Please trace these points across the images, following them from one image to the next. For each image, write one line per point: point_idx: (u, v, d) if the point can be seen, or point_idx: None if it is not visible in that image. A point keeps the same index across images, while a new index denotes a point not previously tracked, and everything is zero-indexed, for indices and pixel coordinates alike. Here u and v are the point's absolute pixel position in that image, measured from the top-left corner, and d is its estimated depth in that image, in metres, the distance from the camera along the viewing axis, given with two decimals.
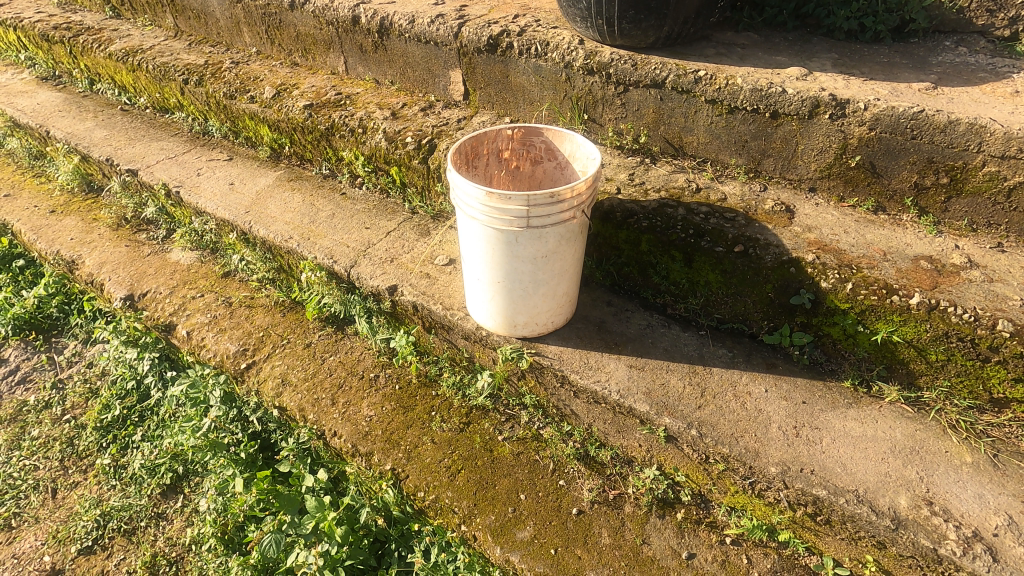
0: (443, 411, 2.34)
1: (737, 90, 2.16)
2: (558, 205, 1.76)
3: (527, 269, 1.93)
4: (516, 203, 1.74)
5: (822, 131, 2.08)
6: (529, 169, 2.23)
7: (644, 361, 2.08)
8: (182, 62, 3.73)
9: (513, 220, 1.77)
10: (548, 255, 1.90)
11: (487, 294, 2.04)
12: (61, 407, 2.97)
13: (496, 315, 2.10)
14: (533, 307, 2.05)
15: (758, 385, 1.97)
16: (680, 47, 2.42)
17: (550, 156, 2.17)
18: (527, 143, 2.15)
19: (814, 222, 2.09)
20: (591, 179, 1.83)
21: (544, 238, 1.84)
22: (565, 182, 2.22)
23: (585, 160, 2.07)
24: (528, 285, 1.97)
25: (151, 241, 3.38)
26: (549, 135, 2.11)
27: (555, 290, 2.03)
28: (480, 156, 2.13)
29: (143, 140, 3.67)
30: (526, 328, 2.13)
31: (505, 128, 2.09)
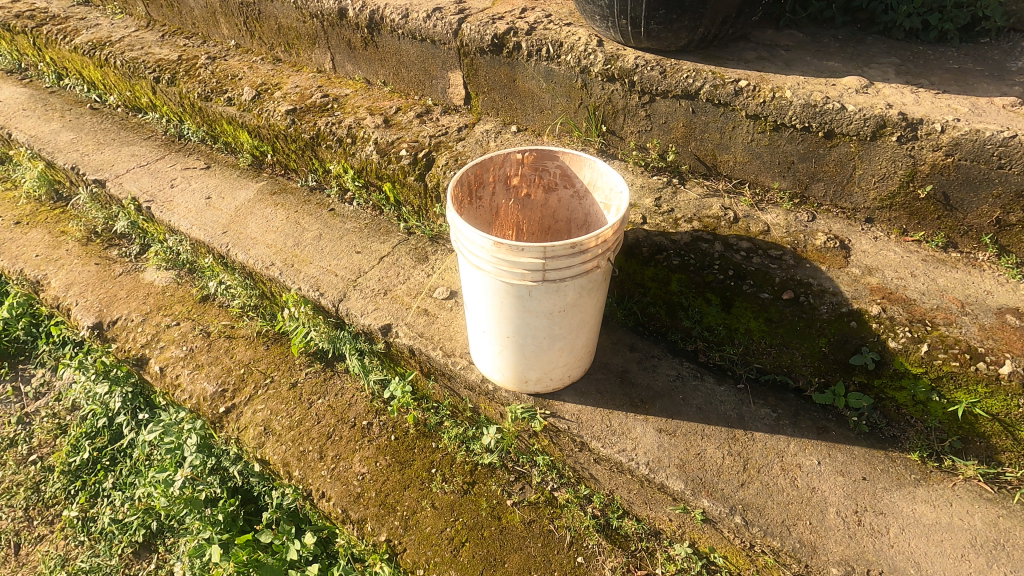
0: (445, 468, 2.07)
1: (785, 105, 1.84)
2: (579, 256, 1.46)
3: (542, 324, 1.63)
4: (529, 254, 1.44)
5: (887, 155, 1.77)
6: (541, 197, 1.92)
7: (675, 424, 1.80)
8: (153, 57, 3.39)
9: (526, 273, 1.48)
10: (567, 309, 1.61)
11: (494, 348, 1.76)
12: (27, 447, 2.71)
13: (505, 369, 1.82)
14: (548, 363, 1.77)
15: (810, 456, 1.71)
16: (715, 50, 2.08)
17: (565, 184, 1.86)
18: (539, 168, 1.84)
19: (875, 262, 1.80)
20: (618, 222, 1.52)
21: (562, 291, 1.55)
22: (583, 213, 1.91)
23: (608, 190, 1.75)
24: (542, 341, 1.69)
25: (123, 258, 3.08)
26: (565, 159, 1.80)
27: (574, 345, 1.74)
28: (484, 186, 1.82)
29: (113, 145, 3.35)
30: (540, 383, 1.85)
31: (514, 152, 1.77)
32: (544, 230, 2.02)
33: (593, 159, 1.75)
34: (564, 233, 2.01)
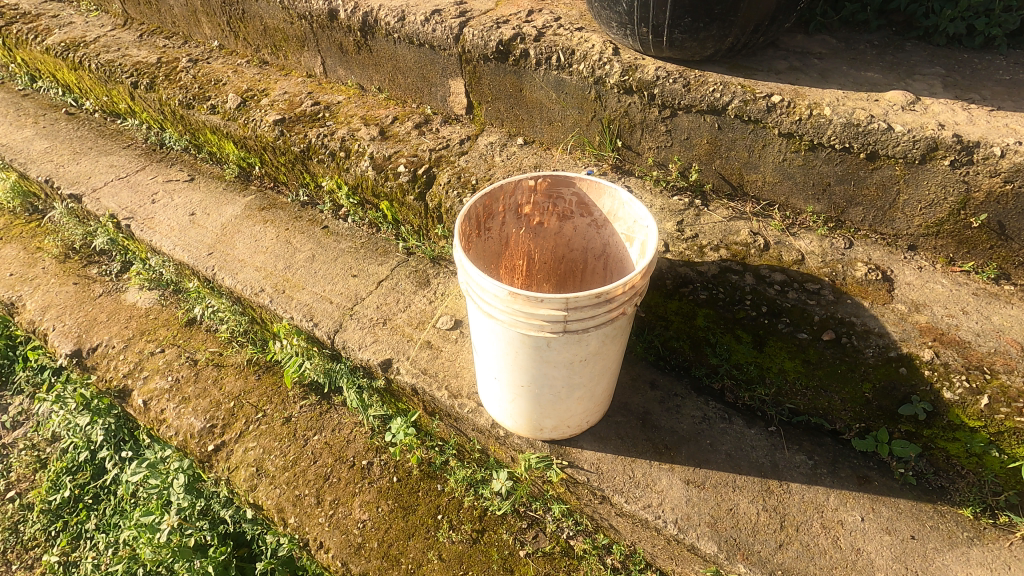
0: (452, 513, 1.92)
1: (824, 123, 1.67)
2: (605, 305, 1.30)
3: (560, 374, 1.48)
4: (548, 305, 1.28)
5: (936, 180, 1.61)
6: (554, 225, 1.76)
7: (704, 474, 1.66)
8: (131, 59, 3.17)
9: (544, 324, 1.32)
10: (588, 359, 1.45)
11: (507, 395, 1.60)
12: (4, 483, 2.54)
13: (518, 417, 1.67)
14: (565, 411, 1.62)
15: (853, 511, 1.57)
16: (742, 59, 1.91)
17: (581, 212, 1.70)
18: (553, 196, 1.66)
19: (921, 296, 1.64)
20: (647, 264, 1.36)
21: (584, 341, 1.39)
22: (601, 243, 1.74)
23: (630, 221, 1.59)
24: (560, 390, 1.53)
25: (103, 277, 2.90)
26: (582, 186, 1.63)
27: (593, 392, 1.59)
28: (494, 216, 1.65)
29: (89, 154, 3.14)
30: (556, 430, 1.70)
31: (526, 179, 1.60)
32: (557, 258, 1.86)
33: (613, 187, 1.58)
34: (579, 262, 1.85)
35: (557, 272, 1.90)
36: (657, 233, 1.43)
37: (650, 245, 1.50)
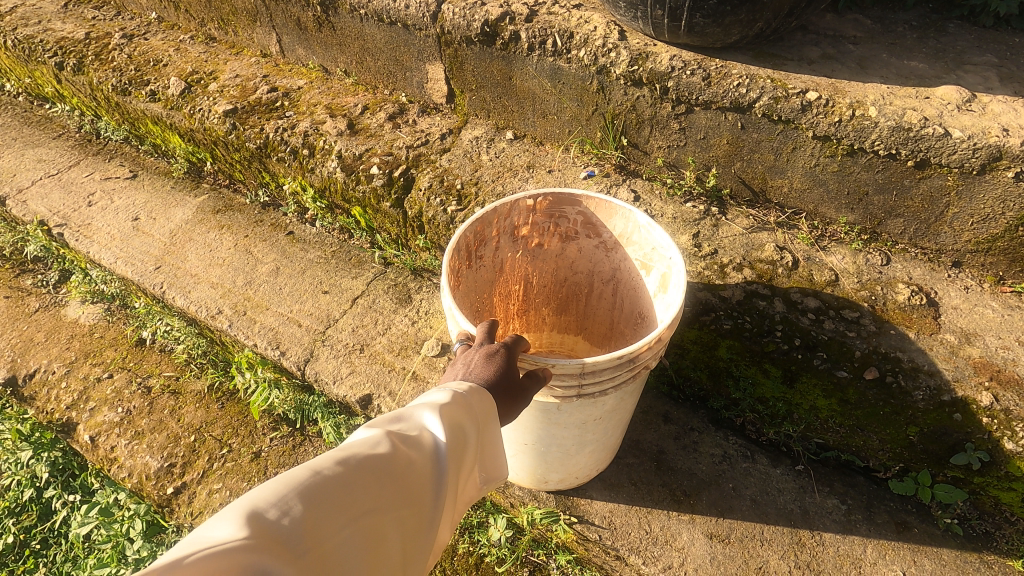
0: (445, 562, 1.66)
1: (869, 126, 1.44)
2: (627, 365, 1.09)
3: (571, 434, 1.27)
4: (561, 370, 1.06)
5: (995, 193, 1.41)
6: (555, 247, 1.52)
7: (728, 526, 1.48)
8: (54, 34, 2.76)
9: (555, 389, 1.10)
10: (603, 417, 1.24)
11: (508, 451, 1.40)
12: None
13: (521, 469, 1.47)
14: (573, 465, 1.42)
15: (893, 565, 1.41)
16: (768, 45, 1.66)
17: (586, 233, 1.46)
18: (554, 215, 1.42)
19: (971, 323, 1.46)
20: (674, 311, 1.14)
21: (600, 402, 1.18)
22: (610, 266, 1.52)
23: (647, 248, 1.35)
24: (569, 448, 1.33)
25: (39, 289, 2.56)
26: (589, 205, 1.38)
27: (605, 445, 1.39)
28: (487, 242, 1.39)
29: (13, 147, 2.75)
30: (561, 482, 1.51)
31: (524, 200, 1.34)
32: (558, 281, 1.64)
33: (627, 208, 1.33)
34: (584, 285, 1.63)
35: (558, 295, 1.68)
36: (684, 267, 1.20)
37: (672, 280, 1.27)
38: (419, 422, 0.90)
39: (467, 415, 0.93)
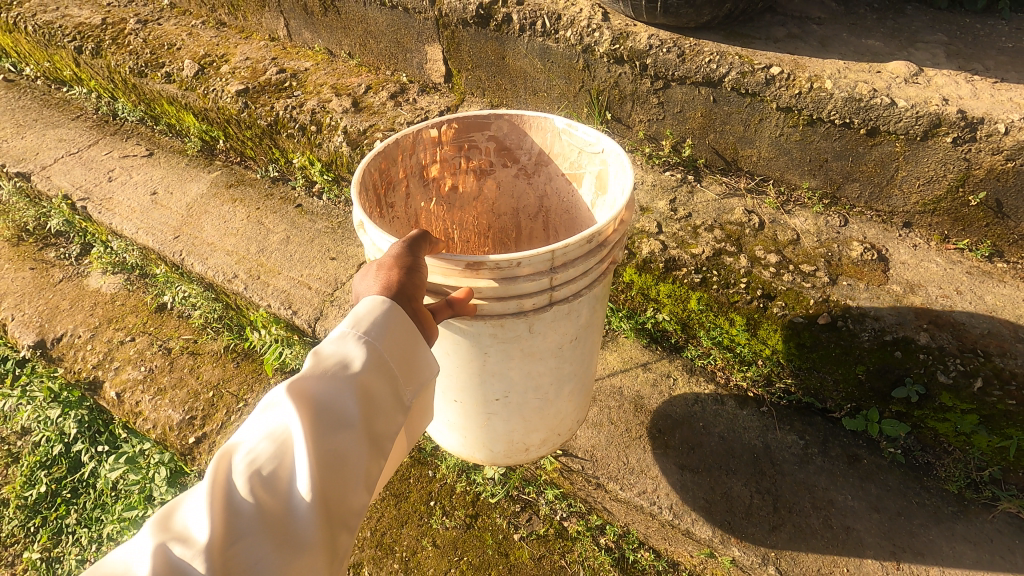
0: (445, 499, 1.86)
1: (825, 97, 1.60)
2: (596, 252, 1.11)
3: (548, 369, 1.31)
4: (531, 264, 1.03)
5: (937, 157, 1.57)
6: (469, 181, 1.61)
7: (697, 458, 1.65)
8: (71, 19, 2.91)
9: (530, 297, 1.08)
10: (576, 339, 1.29)
11: (484, 417, 1.41)
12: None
13: (501, 441, 1.50)
14: (553, 417, 1.48)
15: (842, 491, 1.58)
16: (739, 26, 1.82)
17: (499, 157, 1.56)
18: (462, 145, 1.50)
19: (916, 276, 1.63)
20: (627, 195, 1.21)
21: (573, 311, 1.21)
22: (531, 189, 1.64)
23: (572, 147, 1.44)
24: (547, 390, 1.38)
25: (61, 261, 2.70)
26: (496, 124, 1.47)
27: (580, 385, 1.47)
28: (395, 184, 1.43)
29: (35, 127, 2.91)
30: (542, 446, 1.56)
31: (428, 129, 1.40)
32: (482, 228, 1.74)
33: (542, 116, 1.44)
34: (510, 227, 1.75)
35: (483, 242, 1.77)
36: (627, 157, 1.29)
37: (608, 168, 1.38)
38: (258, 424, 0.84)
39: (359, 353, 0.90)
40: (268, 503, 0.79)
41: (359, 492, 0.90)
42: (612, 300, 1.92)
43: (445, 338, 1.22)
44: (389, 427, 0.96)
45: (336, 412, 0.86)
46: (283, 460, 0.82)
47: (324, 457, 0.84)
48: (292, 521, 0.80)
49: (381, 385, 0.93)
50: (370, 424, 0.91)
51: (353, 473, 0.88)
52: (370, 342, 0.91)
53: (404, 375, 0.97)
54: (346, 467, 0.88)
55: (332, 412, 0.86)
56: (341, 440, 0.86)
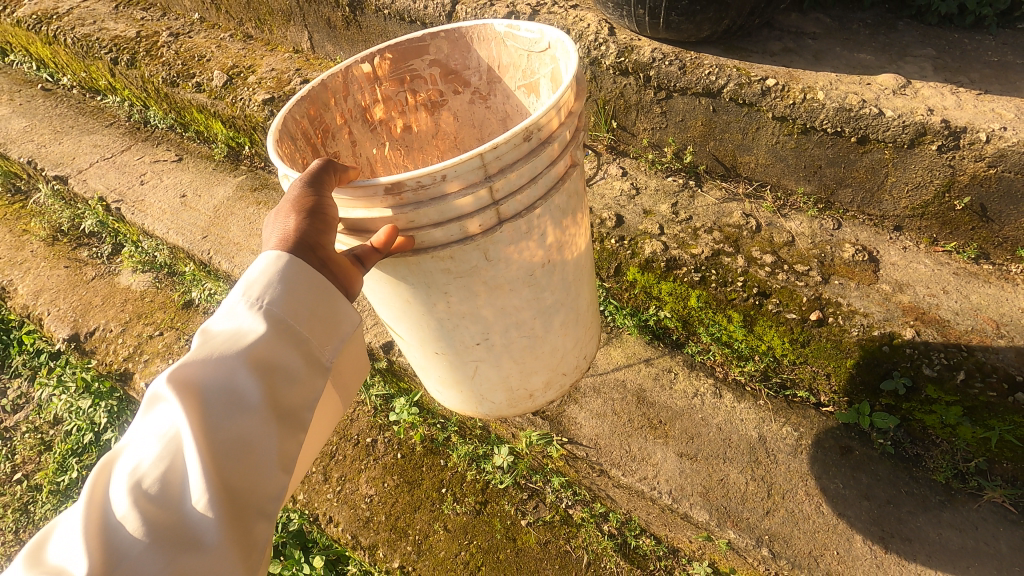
0: (455, 487, 1.91)
1: (817, 108, 1.71)
2: (535, 150, 1.06)
3: (525, 301, 1.31)
4: (462, 174, 0.99)
5: (923, 164, 1.67)
6: (420, 107, 1.69)
7: (696, 447, 1.72)
8: (108, 33, 3.09)
9: (471, 216, 1.05)
10: (548, 261, 1.27)
11: (479, 364, 1.44)
12: (11, 465, 2.44)
13: (500, 388, 1.53)
14: (549, 356, 1.51)
15: (834, 480, 1.62)
16: (738, 40, 1.94)
17: (446, 79, 1.62)
18: (403, 72, 1.56)
19: (905, 276, 1.72)
20: (570, 86, 1.14)
21: (534, 228, 1.18)
22: (486, 111, 1.72)
23: (519, 52, 1.46)
24: (535, 327, 1.39)
25: (94, 261, 2.75)
26: (434, 44, 1.52)
27: (571, 316, 1.47)
28: (336, 125, 1.50)
29: (71, 133, 3.08)
30: (547, 390, 1.61)
31: (357, 63, 1.46)
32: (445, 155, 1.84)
33: (482, 25, 1.47)
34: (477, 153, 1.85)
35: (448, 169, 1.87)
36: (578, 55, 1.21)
37: (555, 67, 1.40)
38: (150, 425, 0.87)
39: (254, 328, 0.91)
40: (162, 504, 0.83)
41: (275, 473, 0.93)
42: (616, 299, 2.00)
43: (403, 286, 1.22)
44: (302, 401, 0.98)
45: (233, 396, 0.88)
46: (177, 456, 0.85)
47: (223, 442, 0.87)
48: (192, 517, 0.83)
49: (286, 355, 0.94)
50: (277, 400, 0.93)
51: (254, 456, 0.90)
52: (265, 314, 0.92)
53: (313, 341, 0.98)
54: (246, 450, 0.89)
55: (229, 396, 0.88)
56: (241, 422, 0.89)
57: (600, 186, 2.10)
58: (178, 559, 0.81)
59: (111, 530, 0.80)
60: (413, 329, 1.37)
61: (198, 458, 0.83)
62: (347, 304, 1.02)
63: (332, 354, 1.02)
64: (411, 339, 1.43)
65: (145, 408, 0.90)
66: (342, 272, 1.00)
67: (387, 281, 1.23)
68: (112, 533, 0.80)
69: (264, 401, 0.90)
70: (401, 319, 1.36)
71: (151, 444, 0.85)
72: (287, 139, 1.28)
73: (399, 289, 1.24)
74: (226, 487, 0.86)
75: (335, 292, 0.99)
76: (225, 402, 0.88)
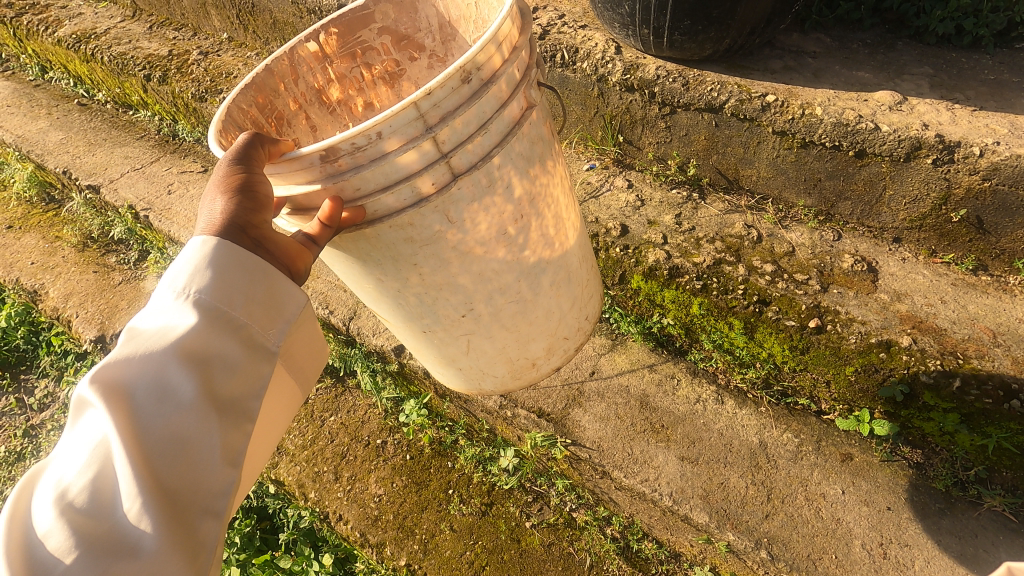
0: (462, 488, 1.95)
1: (815, 123, 1.78)
2: (473, 90, 1.10)
3: (503, 266, 1.37)
4: (399, 126, 1.04)
5: (920, 177, 1.73)
6: (376, 76, 1.80)
7: (697, 450, 1.73)
8: (142, 52, 3.28)
9: (420, 173, 1.10)
10: (519, 217, 1.33)
11: (472, 336, 1.51)
12: (35, 461, 2.43)
13: (501, 360, 1.60)
14: (545, 320, 1.58)
15: (834, 484, 1.62)
16: (740, 58, 2.01)
17: (399, 46, 1.74)
18: (350, 42, 1.66)
19: (903, 286, 1.76)
20: (508, 20, 1.17)
21: (495, 180, 1.23)
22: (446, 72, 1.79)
23: (467, 1, 1.55)
24: (523, 291, 1.46)
25: (122, 266, 2.83)
26: (378, 10, 1.65)
27: (559, 275, 1.53)
28: (290, 108, 1.60)
29: (104, 145, 3.24)
30: (550, 357, 1.69)
31: (304, 39, 1.56)
32: None
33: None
34: None
35: None
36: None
37: (502, 7, 1.45)
38: (80, 433, 0.93)
39: (183, 320, 0.96)
40: (91, 511, 0.88)
41: (219, 466, 0.97)
42: (622, 306, 2.05)
43: (373, 265, 1.30)
44: (243, 390, 1.02)
45: (164, 392, 0.93)
46: (106, 461, 0.90)
47: (156, 440, 0.91)
48: (124, 520, 0.88)
49: (221, 343, 0.99)
50: (214, 392, 0.97)
51: (189, 454, 0.94)
52: (194, 304, 0.97)
53: (250, 326, 1.03)
54: (182, 449, 0.93)
55: (159, 392, 0.92)
56: (174, 419, 0.93)
57: (606, 198, 2.18)
58: (113, 562, 0.86)
59: (41, 543, 0.86)
60: (396, 311, 1.46)
61: (127, 457, 0.88)
62: (288, 284, 1.09)
63: (276, 338, 1.08)
64: (398, 323, 1.51)
65: (74, 420, 0.95)
66: (283, 249, 1.08)
67: (359, 262, 1.31)
68: (42, 544, 0.85)
69: (198, 395, 0.95)
70: (383, 301, 1.44)
71: (79, 453, 0.90)
72: (234, 129, 1.33)
73: (372, 271, 1.32)
74: (161, 485, 0.90)
75: (272, 270, 1.05)
76: (155, 403, 0.92)
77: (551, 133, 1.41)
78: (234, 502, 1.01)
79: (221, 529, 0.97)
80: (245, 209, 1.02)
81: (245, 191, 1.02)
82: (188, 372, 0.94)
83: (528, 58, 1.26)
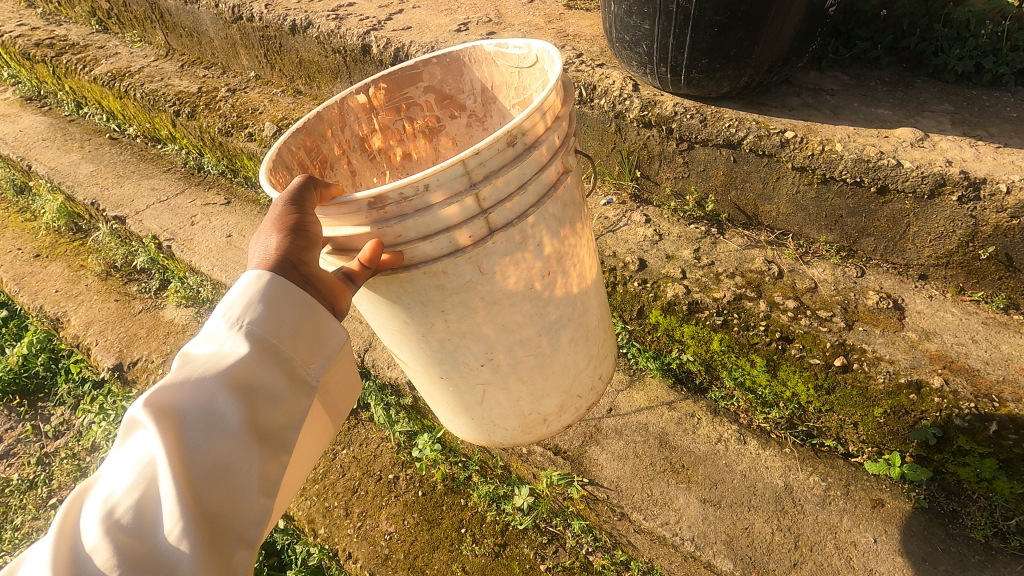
0: (475, 527, 1.89)
1: (836, 158, 1.78)
2: (517, 157, 1.11)
3: (527, 317, 1.36)
4: (445, 183, 1.05)
5: (945, 214, 1.70)
6: (416, 133, 1.83)
7: (719, 493, 1.67)
8: (173, 89, 3.41)
9: (459, 226, 1.11)
10: (547, 272, 1.32)
11: (489, 386, 1.48)
12: (46, 490, 2.41)
13: (515, 412, 1.58)
14: (561, 376, 1.55)
15: (865, 532, 1.54)
16: (758, 96, 2.03)
17: (442, 104, 1.76)
18: (397, 99, 1.69)
19: (931, 324, 1.72)
20: (554, 91, 1.19)
21: (528, 237, 1.24)
22: (483, 132, 1.84)
23: (510, 69, 1.58)
24: (544, 346, 1.44)
25: (143, 295, 2.87)
26: (427, 71, 1.65)
27: (578, 333, 1.51)
28: (331, 154, 1.62)
29: (132, 178, 3.33)
30: (562, 414, 1.66)
31: (353, 93, 1.58)
32: None
33: (473, 47, 1.61)
34: None
35: None
36: (562, 61, 1.29)
37: (545, 79, 1.49)
38: (126, 454, 0.92)
39: (235, 349, 0.96)
40: (134, 531, 0.86)
41: (255, 495, 0.96)
42: (639, 341, 2.02)
43: (401, 308, 1.29)
44: (284, 421, 1.01)
45: (211, 419, 0.92)
46: (152, 482, 0.89)
47: (201, 465, 0.90)
48: (164, 542, 0.86)
49: (267, 375, 0.98)
50: (257, 421, 0.97)
51: (230, 480, 0.93)
52: (246, 334, 0.97)
53: (295, 359, 1.03)
54: (222, 474, 0.92)
55: (206, 418, 0.92)
56: (218, 445, 0.92)
57: (623, 232, 2.17)
58: None
59: (84, 560, 0.84)
60: (417, 354, 1.44)
61: (172, 481, 0.87)
62: (332, 319, 1.08)
63: (318, 371, 1.07)
64: (417, 367, 1.50)
65: (120, 439, 0.94)
66: (327, 286, 1.07)
67: (389, 304, 1.31)
68: (86, 560, 0.84)
69: (243, 424, 0.94)
70: (405, 344, 1.43)
71: (126, 471, 0.89)
72: (282, 170, 1.36)
73: (400, 313, 1.32)
74: (201, 511, 0.89)
75: (318, 306, 1.04)
76: (201, 429, 0.91)
77: (582, 195, 1.41)
78: (266, 531, 0.99)
79: (252, 558, 0.96)
80: (298, 247, 1.02)
81: (297, 231, 1.02)
82: (236, 400, 0.93)
83: (568, 127, 1.29)
